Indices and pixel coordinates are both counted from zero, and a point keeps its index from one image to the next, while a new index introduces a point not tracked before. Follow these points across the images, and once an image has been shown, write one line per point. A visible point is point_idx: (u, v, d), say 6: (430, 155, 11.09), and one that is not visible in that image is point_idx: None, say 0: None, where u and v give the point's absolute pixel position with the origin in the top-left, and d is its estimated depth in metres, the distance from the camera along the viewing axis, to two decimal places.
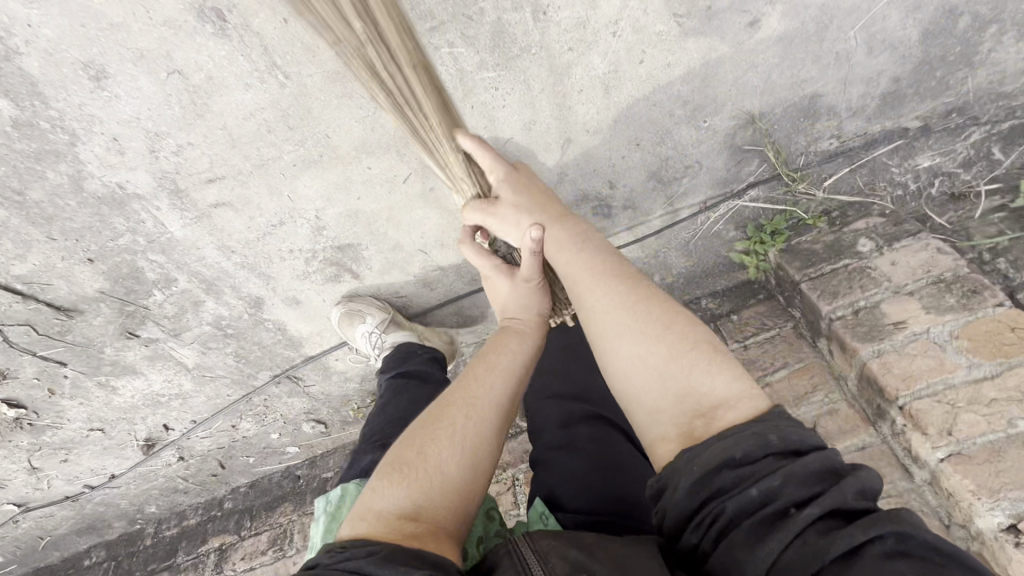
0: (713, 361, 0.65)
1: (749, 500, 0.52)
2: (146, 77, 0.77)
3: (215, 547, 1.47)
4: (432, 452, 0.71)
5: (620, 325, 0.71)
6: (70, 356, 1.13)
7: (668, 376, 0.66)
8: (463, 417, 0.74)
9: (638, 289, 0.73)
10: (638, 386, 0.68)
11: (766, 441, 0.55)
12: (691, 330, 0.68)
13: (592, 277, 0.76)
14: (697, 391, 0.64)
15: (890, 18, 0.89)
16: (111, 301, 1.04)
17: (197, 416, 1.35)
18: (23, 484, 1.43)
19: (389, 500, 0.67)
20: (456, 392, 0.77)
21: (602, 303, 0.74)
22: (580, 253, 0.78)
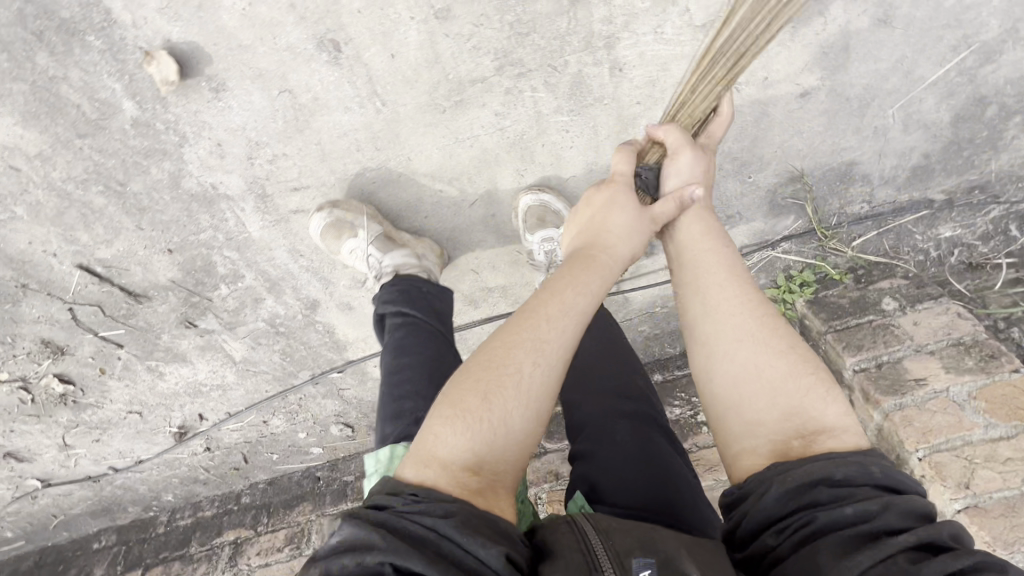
0: (830, 389, 0.64)
1: (842, 515, 0.54)
2: (259, 93, 0.85)
3: (231, 541, 1.49)
4: (500, 402, 0.62)
5: (740, 331, 0.68)
6: (128, 339, 1.19)
7: (781, 393, 0.64)
8: (532, 364, 0.63)
9: (765, 300, 0.71)
10: (744, 392, 0.65)
11: (864, 469, 0.56)
12: (813, 356, 0.66)
13: (724, 275, 0.73)
14: (805, 413, 0.62)
15: (926, 101, 0.98)
16: (179, 291, 1.10)
17: (232, 409, 1.39)
18: (51, 460, 1.47)
19: (452, 446, 0.60)
20: (533, 328, 0.66)
21: (725, 301, 0.71)
22: (699, 233, 0.78)
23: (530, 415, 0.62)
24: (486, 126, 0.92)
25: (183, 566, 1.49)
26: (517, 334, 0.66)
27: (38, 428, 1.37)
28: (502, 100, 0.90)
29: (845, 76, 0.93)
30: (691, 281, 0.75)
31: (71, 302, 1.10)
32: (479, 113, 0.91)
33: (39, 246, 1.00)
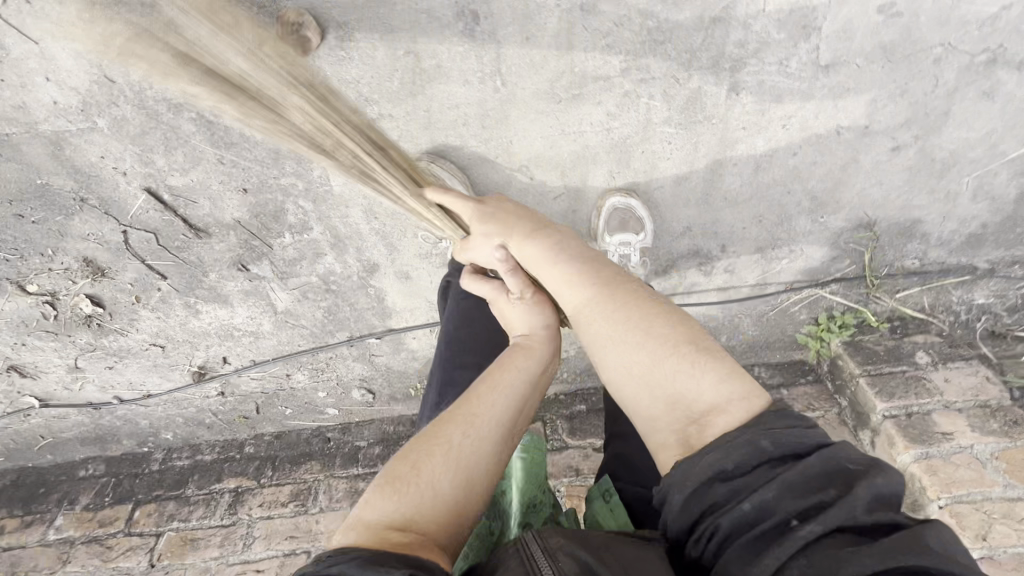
0: (697, 363, 0.64)
1: (741, 513, 0.51)
2: (385, 50, 0.84)
3: (231, 488, 1.47)
4: (429, 466, 0.67)
5: (606, 337, 0.70)
6: (174, 271, 1.15)
7: (658, 382, 0.65)
8: (461, 434, 0.70)
9: (619, 293, 0.71)
10: (631, 397, 0.67)
11: (759, 449, 0.54)
12: (673, 332, 0.66)
13: (573, 286, 0.74)
14: (693, 398, 0.63)
15: (1000, 175, 1.04)
16: (241, 231, 1.08)
17: (257, 357, 1.37)
18: (55, 380, 1.41)
19: (379, 510, 0.64)
20: (465, 409, 0.73)
21: (593, 310, 0.72)
22: (539, 250, 0.77)
23: (455, 476, 0.67)
24: (595, 124, 0.93)
25: (177, 506, 1.47)
26: (447, 416, 0.73)
27: (52, 346, 1.32)
28: (618, 101, 0.91)
29: (937, 138, 0.98)
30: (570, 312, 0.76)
31: (126, 224, 1.06)
32: (592, 110, 0.91)
33: (111, 162, 0.96)
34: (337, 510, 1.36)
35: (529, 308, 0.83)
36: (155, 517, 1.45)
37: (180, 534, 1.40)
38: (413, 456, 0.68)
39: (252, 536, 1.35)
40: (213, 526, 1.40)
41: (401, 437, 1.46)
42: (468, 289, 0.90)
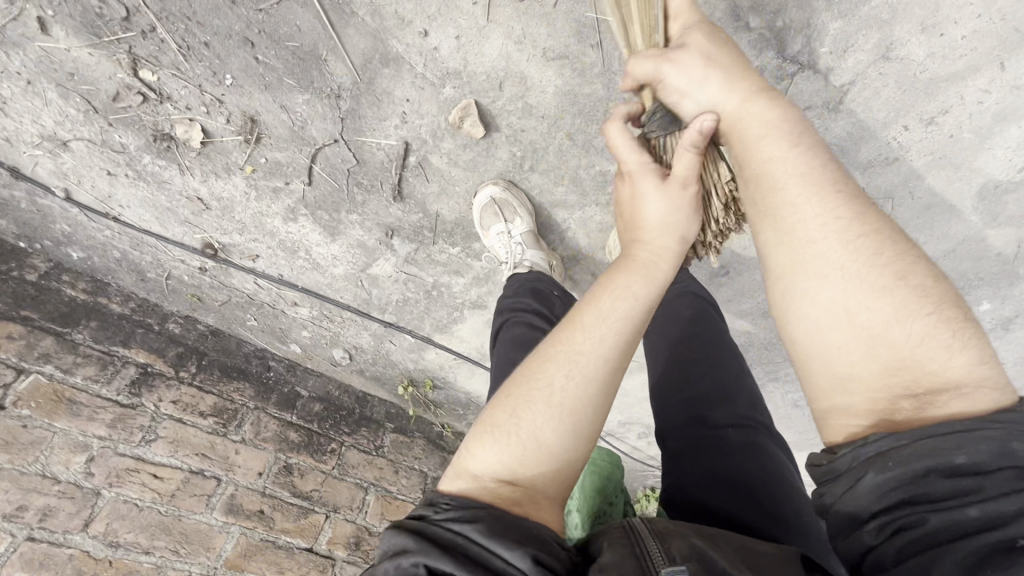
0: (954, 332, 0.46)
1: (963, 518, 0.42)
2: None
3: (137, 363, 1.25)
4: (530, 414, 0.52)
5: (825, 262, 0.50)
6: (324, 189, 1.05)
7: (883, 340, 0.47)
8: (566, 375, 0.53)
9: (845, 191, 0.52)
10: (835, 350, 0.49)
11: (1003, 447, 0.42)
12: (929, 284, 0.48)
13: (794, 186, 0.53)
14: (936, 372, 0.46)
15: None
16: (428, 220, 1.08)
17: (287, 276, 1.26)
18: (6, 128, 1.02)
19: (485, 460, 0.52)
20: (563, 338, 0.55)
21: (811, 218, 0.51)
22: (764, 113, 0.56)
23: (560, 422, 0.52)
24: None
25: (57, 347, 1.17)
26: (551, 342, 0.56)
27: (65, 111, 0.98)
28: None
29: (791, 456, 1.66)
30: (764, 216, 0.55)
31: (343, 137, 0.96)
32: None
33: (408, 106, 0.90)
34: (259, 449, 1.30)
35: (674, 207, 0.61)
36: (19, 344, 1.13)
37: (54, 385, 1.14)
38: (512, 400, 0.54)
39: (154, 433, 1.20)
40: (103, 398, 1.18)
41: (345, 409, 1.49)
42: (612, 134, 0.66)
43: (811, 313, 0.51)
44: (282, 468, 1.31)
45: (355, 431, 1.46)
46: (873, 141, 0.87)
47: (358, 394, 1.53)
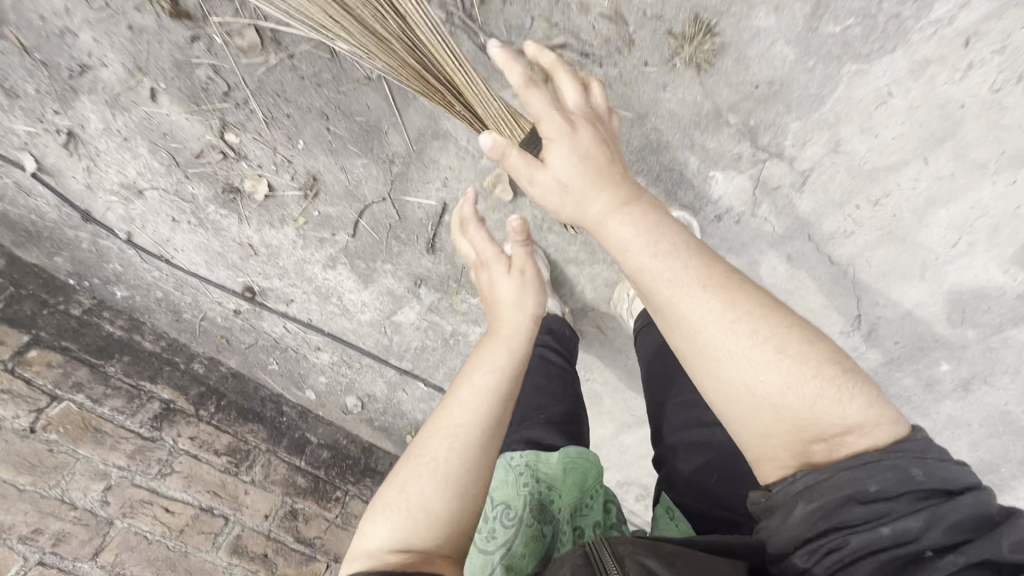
0: (840, 385, 0.59)
1: (879, 535, 0.54)
2: None
3: (162, 398, 1.30)
4: (415, 487, 0.63)
5: (726, 347, 0.62)
6: (365, 241, 1.20)
7: (789, 401, 0.59)
8: (443, 444, 0.65)
9: (711, 280, 0.66)
10: (746, 414, 0.62)
11: (902, 472, 0.54)
12: (808, 348, 0.60)
13: (681, 292, 0.66)
14: (828, 417, 0.58)
15: None
16: (453, 272, 1.22)
17: (316, 321, 1.36)
18: (91, 176, 1.17)
19: (378, 537, 0.61)
20: (438, 418, 0.68)
21: (704, 316, 0.64)
22: (626, 231, 0.72)
23: (439, 485, 0.63)
24: None
25: (90, 378, 1.23)
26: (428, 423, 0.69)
27: (149, 164, 1.14)
28: None
29: None
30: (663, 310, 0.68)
31: (390, 196, 1.12)
32: None
33: (449, 172, 1.09)
34: (268, 491, 1.32)
35: (517, 290, 0.87)
36: (56, 373, 1.19)
37: (82, 414, 1.18)
38: (399, 478, 0.64)
39: (170, 467, 1.23)
40: (125, 429, 1.22)
41: (351, 458, 1.52)
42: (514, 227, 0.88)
43: (719, 388, 0.63)
44: (287, 512, 1.32)
45: (359, 481, 1.49)
46: (833, 217, 1.05)
47: (365, 444, 1.56)
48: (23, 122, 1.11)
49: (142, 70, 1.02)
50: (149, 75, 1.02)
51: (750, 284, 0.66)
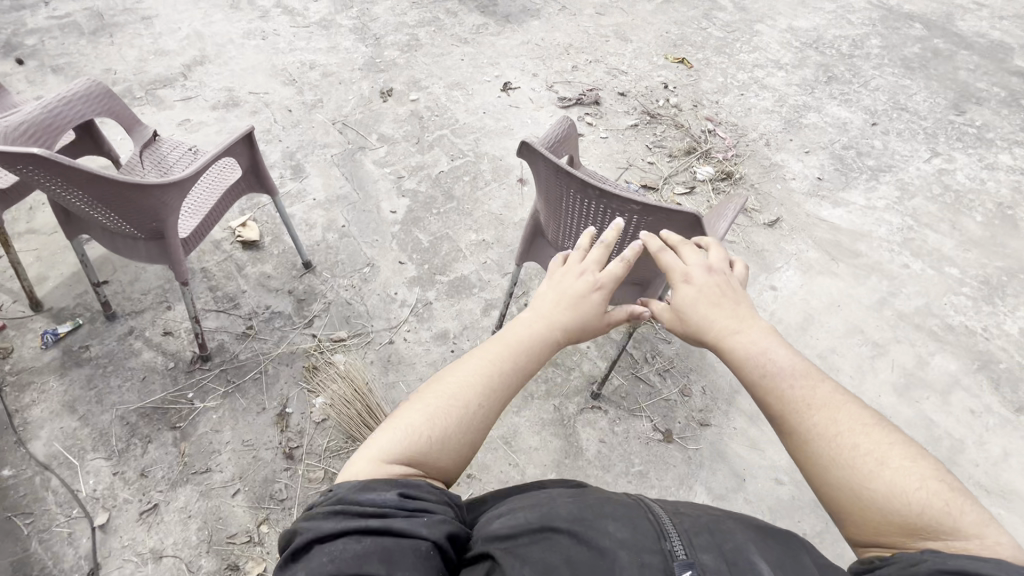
0: (932, 489, 0.77)
1: None
2: None
3: None
4: (440, 421, 0.88)
5: (837, 443, 0.83)
6: None
7: (889, 492, 0.78)
8: (465, 403, 0.90)
9: (829, 400, 0.88)
10: (838, 482, 0.81)
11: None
12: (907, 461, 0.80)
13: (800, 409, 0.89)
14: (944, 522, 0.75)
15: None
16: None
17: None
18: (133, 539, 1.61)
19: (389, 447, 0.85)
20: (465, 377, 0.93)
21: (811, 423, 0.87)
22: (750, 351, 0.96)
23: (453, 424, 0.89)
24: None
25: None
26: (458, 378, 0.93)
27: (187, 537, 1.62)
28: None
29: None
30: (781, 410, 0.89)
31: None
32: None
33: None
34: None
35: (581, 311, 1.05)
36: None
37: None
38: (427, 410, 0.88)
39: None
40: None
41: None
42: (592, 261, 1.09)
43: (828, 465, 0.83)
44: None
45: None
46: None
47: None
48: (129, 493, 1.69)
49: (241, 479, 1.74)
50: (241, 483, 1.73)
51: (859, 407, 0.87)
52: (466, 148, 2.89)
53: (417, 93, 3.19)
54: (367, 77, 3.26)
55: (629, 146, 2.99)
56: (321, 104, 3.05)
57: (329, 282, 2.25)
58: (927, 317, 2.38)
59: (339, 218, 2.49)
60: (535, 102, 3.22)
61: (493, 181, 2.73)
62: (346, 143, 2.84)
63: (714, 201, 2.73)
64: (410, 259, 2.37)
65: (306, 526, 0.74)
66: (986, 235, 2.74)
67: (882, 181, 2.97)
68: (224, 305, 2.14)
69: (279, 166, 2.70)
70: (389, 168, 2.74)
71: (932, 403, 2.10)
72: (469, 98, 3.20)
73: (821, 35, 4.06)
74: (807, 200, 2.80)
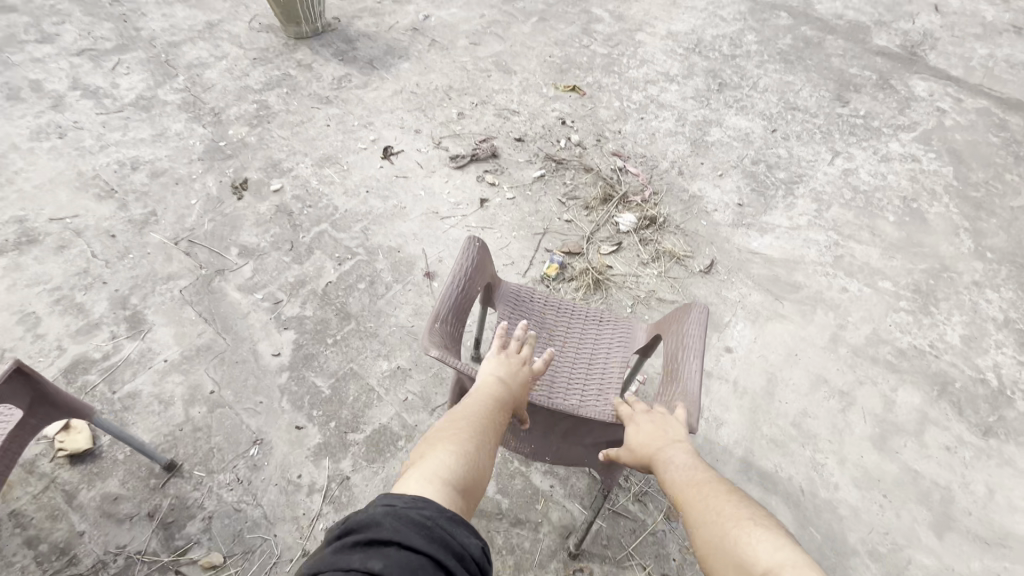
0: (761, 540, 0.92)
1: None
2: None
3: None
4: (465, 460, 1.05)
5: (699, 512, 1.05)
6: None
7: (728, 541, 0.95)
8: (476, 448, 1.10)
9: (706, 485, 1.11)
10: (703, 540, 1.00)
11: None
12: (743, 518, 0.98)
13: (688, 489, 1.12)
14: (752, 558, 0.89)
15: None
16: None
17: None
18: None
19: (436, 469, 0.99)
20: (471, 431, 1.14)
21: (690, 497, 1.10)
22: (667, 460, 1.22)
23: (473, 464, 1.06)
24: None
25: None
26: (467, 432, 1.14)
27: None
28: None
29: None
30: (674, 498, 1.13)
31: None
32: None
33: None
34: None
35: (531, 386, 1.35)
36: None
37: None
38: (451, 449, 1.06)
39: None
40: None
41: None
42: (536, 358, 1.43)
43: (698, 531, 1.02)
44: None
45: None
46: None
47: None
48: None
49: None
50: None
51: (729, 490, 1.08)
52: (355, 244, 2.39)
53: (280, 179, 2.63)
54: (212, 168, 2.64)
55: (541, 203, 2.65)
56: (155, 217, 2.40)
57: (205, 485, 1.70)
58: (879, 345, 2.28)
59: (205, 381, 1.92)
60: (424, 167, 2.77)
61: (395, 283, 2.27)
62: (198, 268, 2.24)
63: (644, 254, 2.48)
64: (311, 419, 1.87)
65: (389, 520, 0.82)
66: (903, 237, 2.73)
67: (798, 195, 2.88)
68: (54, 564, 1.53)
69: (108, 321, 2.04)
70: (260, 291, 2.19)
71: (910, 450, 1.99)
72: (346, 175, 2.69)
73: (700, 38, 3.96)
74: (735, 232, 2.64)
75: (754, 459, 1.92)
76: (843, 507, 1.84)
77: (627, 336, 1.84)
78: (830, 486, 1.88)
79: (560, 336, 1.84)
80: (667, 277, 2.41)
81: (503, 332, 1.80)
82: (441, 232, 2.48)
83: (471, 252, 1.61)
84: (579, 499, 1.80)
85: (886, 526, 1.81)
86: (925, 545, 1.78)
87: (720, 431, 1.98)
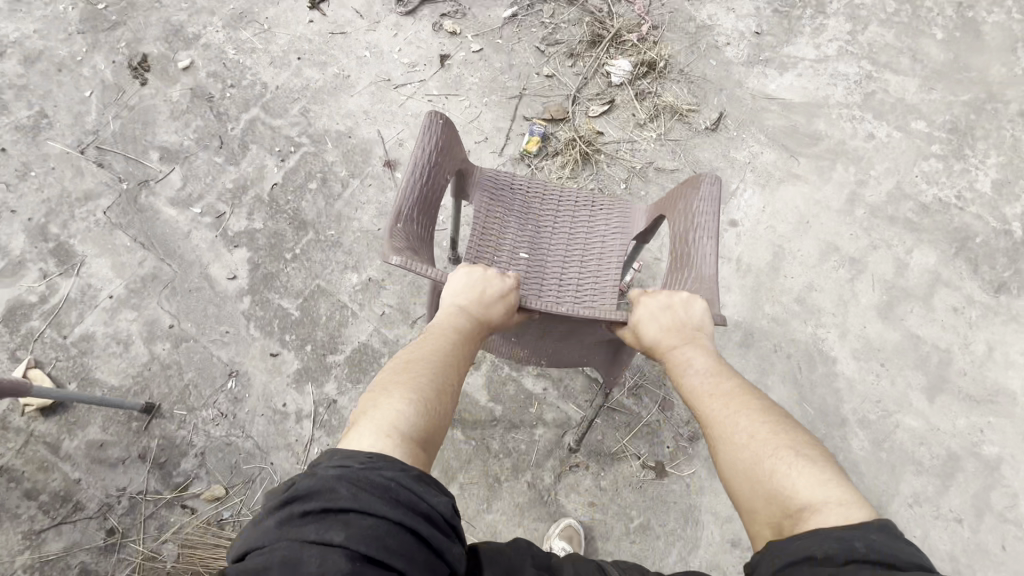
0: (795, 468, 0.78)
1: (811, 557, 0.63)
2: None
3: None
4: (421, 397, 0.85)
5: (723, 427, 0.90)
6: None
7: (758, 462, 0.82)
8: (432, 381, 0.90)
9: (725, 391, 0.97)
10: (728, 463, 0.86)
11: (850, 547, 0.63)
12: (774, 435, 0.85)
13: (711, 400, 0.97)
14: (789, 493, 0.76)
15: None
16: None
17: None
18: None
19: (390, 414, 0.80)
20: (426, 363, 0.94)
21: (712, 409, 0.95)
22: (684, 355, 1.06)
23: (434, 401, 0.86)
24: None
25: None
26: (420, 365, 0.93)
27: None
28: None
29: None
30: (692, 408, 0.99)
31: None
32: None
33: None
34: None
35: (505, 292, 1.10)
36: None
37: None
38: (399, 386, 0.87)
39: None
40: None
41: None
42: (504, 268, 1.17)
43: (721, 450, 0.88)
44: None
45: None
46: None
47: None
48: None
49: None
50: None
51: (754, 398, 0.95)
52: (296, 132, 2.01)
53: (188, 52, 2.12)
54: (98, 44, 2.12)
55: (515, 54, 2.17)
56: (50, 123, 1.99)
57: (188, 422, 1.66)
58: (900, 202, 2.05)
59: (160, 314, 1.76)
60: (365, 16, 2.21)
61: (351, 178, 1.95)
62: (118, 182, 1.91)
63: (640, 113, 2.10)
64: (284, 344, 1.74)
65: (341, 478, 0.62)
66: (948, 60, 2.29)
67: (829, 12, 2.34)
68: (60, 513, 1.55)
69: (32, 257, 1.80)
70: (197, 204, 1.90)
71: (916, 315, 1.91)
72: (269, 39, 2.16)
73: None
74: (749, 72, 2.20)
75: (753, 340, 1.84)
76: (840, 380, 1.82)
77: (624, 220, 1.60)
78: (828, 360, 1.84)
79: (550, 227, 1.60)
80: (667, 140, 2.07)
81: (480, 225, 1.54)
82: (397, 106, 2.06)
83: (431, 134, 1.28)
84: (574, 399, 1.77)
85: (879, 395, 1.81)
86: (917, 409, 1.80)
87: (719, 315, 1.88)
